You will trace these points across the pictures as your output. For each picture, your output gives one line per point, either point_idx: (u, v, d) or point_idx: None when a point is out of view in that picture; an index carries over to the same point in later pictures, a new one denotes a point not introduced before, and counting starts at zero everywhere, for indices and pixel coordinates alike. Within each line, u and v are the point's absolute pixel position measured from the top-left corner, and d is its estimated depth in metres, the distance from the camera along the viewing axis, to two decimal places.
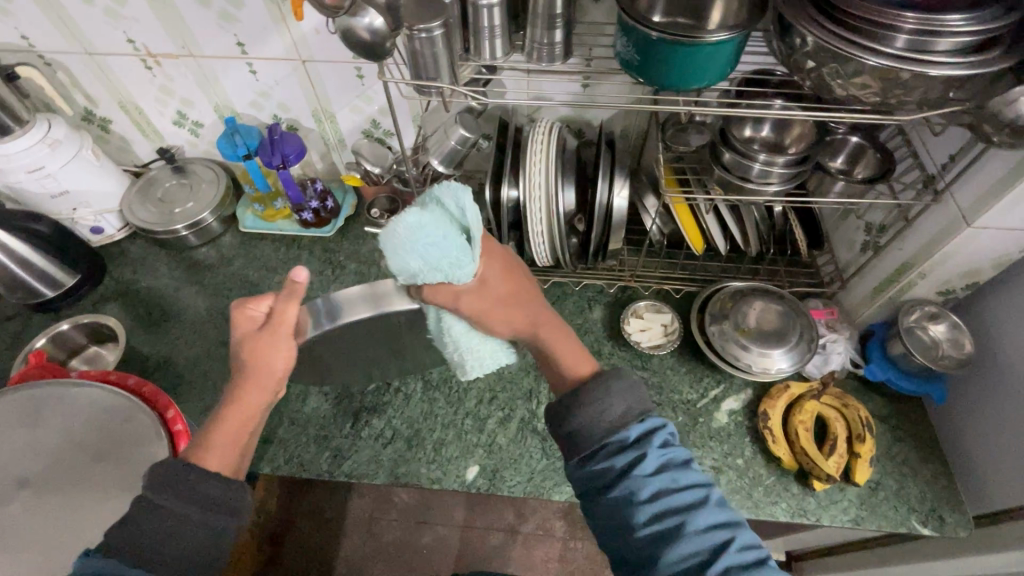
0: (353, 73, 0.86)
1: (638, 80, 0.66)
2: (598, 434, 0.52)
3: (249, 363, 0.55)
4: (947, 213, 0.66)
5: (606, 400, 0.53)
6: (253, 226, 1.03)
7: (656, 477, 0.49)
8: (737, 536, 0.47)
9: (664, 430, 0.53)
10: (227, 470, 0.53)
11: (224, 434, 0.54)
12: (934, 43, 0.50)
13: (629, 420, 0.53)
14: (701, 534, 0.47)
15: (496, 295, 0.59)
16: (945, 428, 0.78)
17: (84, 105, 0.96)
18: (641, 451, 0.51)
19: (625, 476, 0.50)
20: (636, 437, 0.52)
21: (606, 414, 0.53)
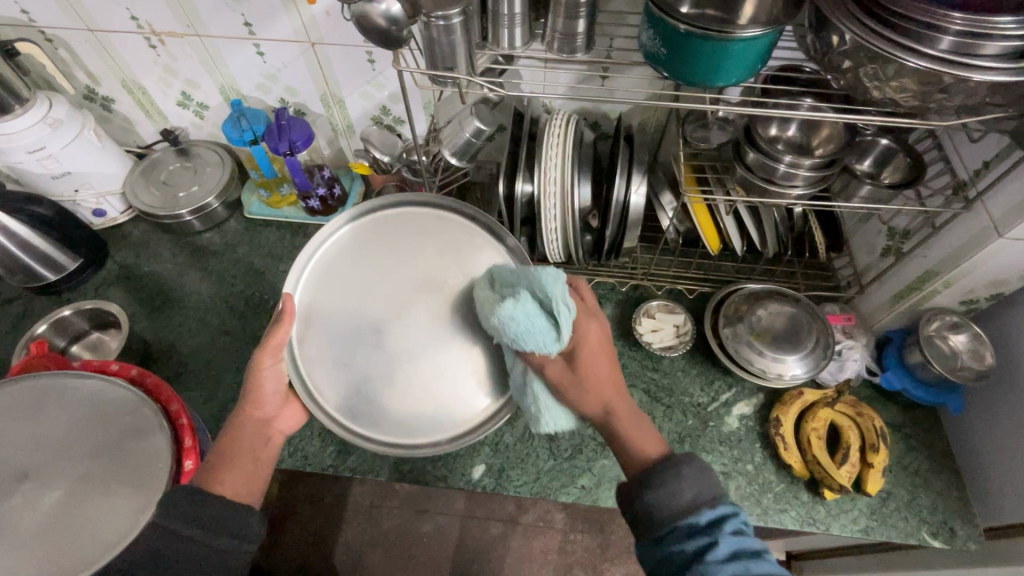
0: (363, 57, 0.83)
1: (662, 74, 0.63)
2: (669, 515, 0.52)
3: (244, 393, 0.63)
4: (978, 222, 0.64)
5: (676, 483, 0.53)
6: (259, 212, 1.02)
7: (729, 563, 0.47)
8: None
9: (735, 519, 0.51)
10: (238, 496, 0.58)
11: (234, 454, 0.60)
12: (981, 46, 0.48)
13: (698, 505, 0.52)
14: None
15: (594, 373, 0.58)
16: (958, 440, 0.77)
17: (86, 84, 0.93)
18: (712, 537, 0.49)
19: (696, 567, 0.48)
20: (705, 523, 0.50)
21: (677, 497, 0.52)
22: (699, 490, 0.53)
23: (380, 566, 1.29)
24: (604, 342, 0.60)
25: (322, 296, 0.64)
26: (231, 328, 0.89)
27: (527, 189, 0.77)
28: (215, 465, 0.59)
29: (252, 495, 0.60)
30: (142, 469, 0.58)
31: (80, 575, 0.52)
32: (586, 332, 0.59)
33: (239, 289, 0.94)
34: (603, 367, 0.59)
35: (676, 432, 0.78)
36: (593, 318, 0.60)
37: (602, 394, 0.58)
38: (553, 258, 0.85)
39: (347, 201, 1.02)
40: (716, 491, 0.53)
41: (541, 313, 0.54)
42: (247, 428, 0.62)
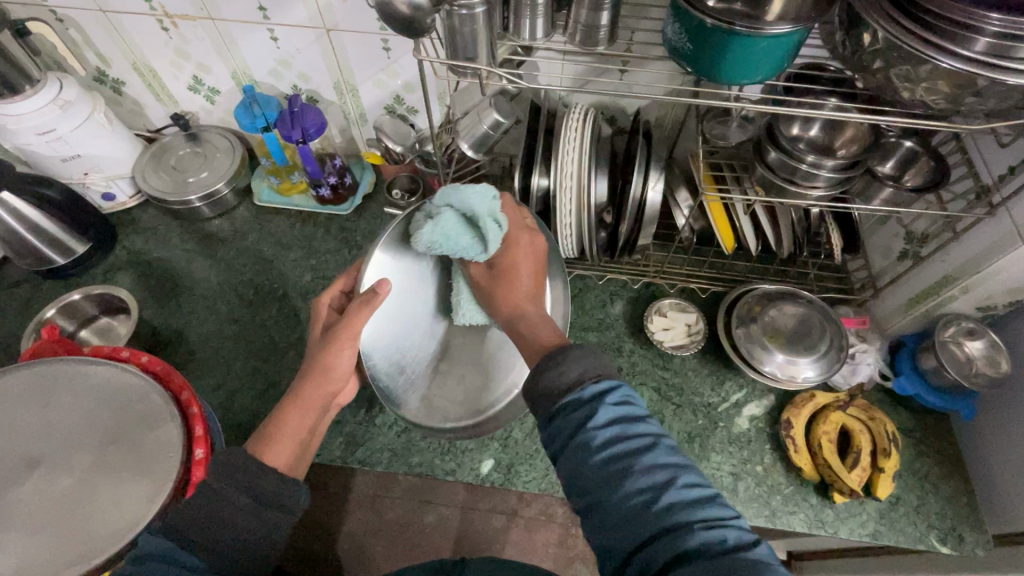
0: (379, 45, 0.82)
1: (685, 69, 0.62)
2: (556, 393, 0.46)
3: (310, 366, 0.60)
4: (1001, 227, 0.63)
5: (565, 359, 0.48)
6: (269, 199, 1.01)
7: (608, 427, 0.44)
8: (681, 478, 0.42)
9: (620, 391, 0.46)
10: (283, 468, 0.55)
11: (292, 430, 0.57)
12: (1017, 48, 0.46)
13: (584, 380, 0.46)
14: (646, 476, 0.42)
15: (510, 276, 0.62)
16: (969, 446, 0.76)
17: (97, 65, 0.92)
18: (592, 406, 0.45)
19: (577, 436, 0.44)
20: (587, 396, 0.45)
21: (562, 377, 0.47)
22: (587, 369, 0.47)
23: (382, 556, 1.30)
24: (531, 253, 0.64)
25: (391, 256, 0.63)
26: (239, 316, 0.89)
27: (543, 183, 0.77)
28: (266, 435, 0.56)
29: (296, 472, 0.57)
30: (154, 458, 0.57)
31: (93, 561, 0.51)
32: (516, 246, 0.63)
33: (248, 276, 0.93)
34: (524, 274, 0.62)
35: (686, 432, 0.78)
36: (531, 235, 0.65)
37: (522, 303, 0.61)
38: (565, 254, 0.84)
39: (357, 190, 1.01)
40: (605, 367, 0.47)
41: (465, 225, 0.61)
42: (310, 399, 0.59)
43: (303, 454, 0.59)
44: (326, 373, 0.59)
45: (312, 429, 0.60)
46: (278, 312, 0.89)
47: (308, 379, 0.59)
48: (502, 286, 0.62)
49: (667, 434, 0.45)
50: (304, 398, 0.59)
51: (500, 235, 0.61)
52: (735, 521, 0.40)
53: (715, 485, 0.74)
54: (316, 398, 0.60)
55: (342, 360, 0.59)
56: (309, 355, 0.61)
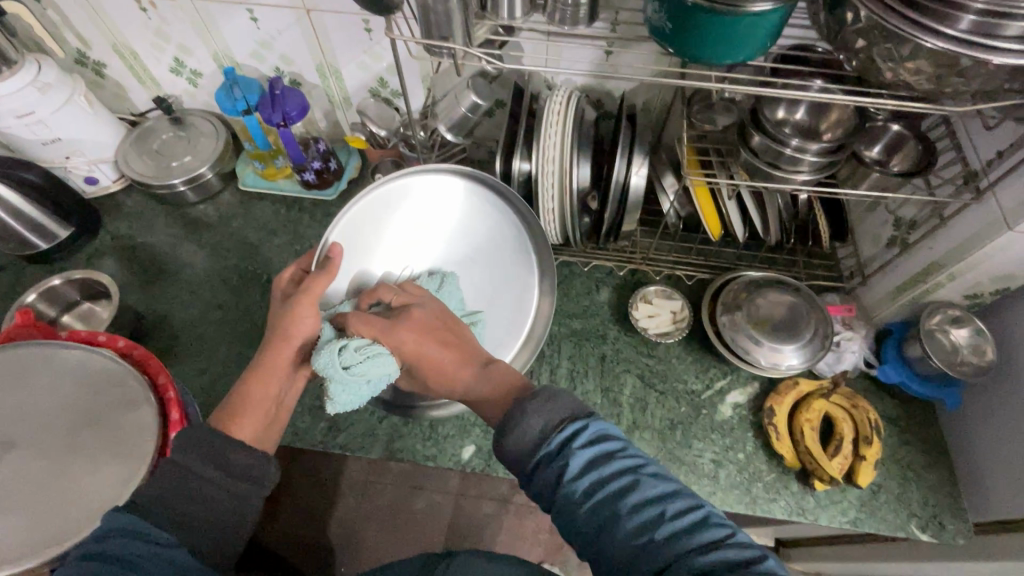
0: (360, 26, 0.81)
1: (667, 50, 0.61)
2: (528, 455, 0.46)
3: (273, 333, 0.62)
4: (988, 213, 0.62)
5: (521, 419, 0.47)
6: (253, 184, 1.00)
7: (586, 474, 0.44)
8: (670, 507, 0.41)
9: (587, 430, 0.45)
10: (251, 439, 0.59)
11: (257, 399, 0.60)
12: (1004, 26, 0.45)
13: (549, 432, 0.46)
14: (635, 513, 0.41)
15: (427, 361, 0.57)
16: (953, 435, 0.76)
17: (77, 46, 0.91)
18: (565, 456, 0.44)
19: (559, 491, 0.43)
20: (557, 445, 0.45)
21: (527, 434, 0.46)
22: (550, 417, 0.46)
23: (374, 541, 1.31)
24: (429, 325, 0.59)
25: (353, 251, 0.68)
26: (223, 302, 0.88)
27: (526, 168, 0.75)
28: (231, 409, 0.59)
29: (265, 442, 0.61)
30: (129, 441, 0.57)
31: (66, 544, 0.52)
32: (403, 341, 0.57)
33: (232, 262, 0.93)
34: (439, 353, 0.57)
35: (668, 419, 0.77)
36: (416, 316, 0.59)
37: (452, 372, 0.57)
38: (550, 240, 0.84)
39: (343, 175, 1.00)
40: (572, 406, 0.47)
41: (358, 386, 0.57)
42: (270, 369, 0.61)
43: (272, 427, 0.62)
44: (284, 342, 0.61)
45: (279, 398, 0.62)
46: (261, 298, 0.89)
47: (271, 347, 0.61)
48: (430, 374, 0.58)
49: (647, 462, 0.45)
50: (269, 364, 0.61)
51: (388, 359, 0.57)
52: (733, 539, 0.39)
53: (696, 472, 0.74)
54: (274, 367, 0.61)
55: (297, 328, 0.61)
56: (272, 323, 0.62)
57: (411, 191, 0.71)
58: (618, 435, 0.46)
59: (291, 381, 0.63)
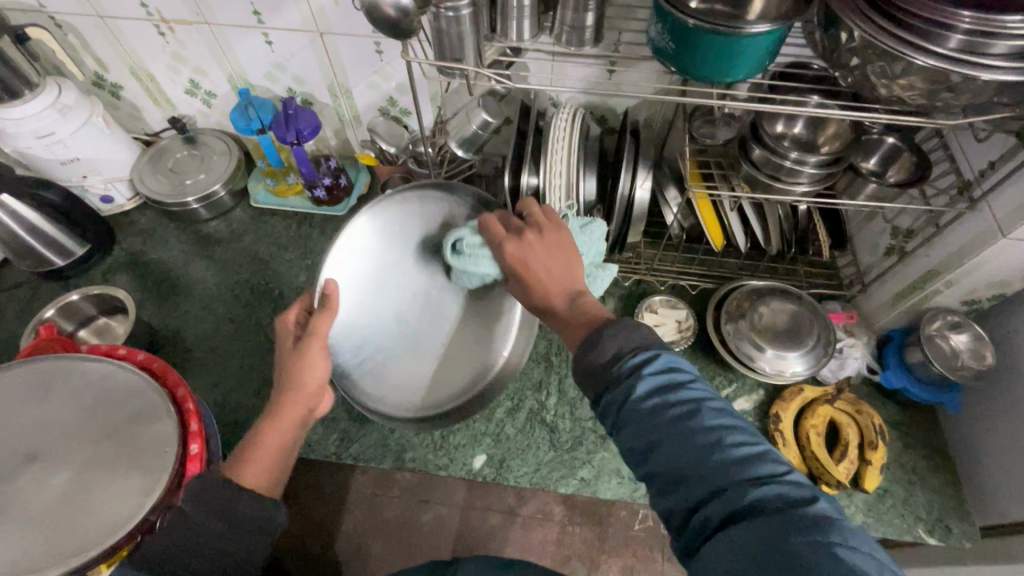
0: (371, 48, 0.83)
1: (669, 68, 0.63)
2: (598, 372, 0.45)
3: (286, 380, 0.57)
4: (982, 221, 0.64)
5: (598, 340, 0.46)
6: (265, 200, 1.02)
7: (654, 395, 0.42)
8: (732, 435, 0.39)
9: (658, 358, 0.44)
10: (260, 489, 0.54)
11: (266, 451, 0.56)
12: (990, 44, 0.47)
13: (625, 354, 0.45)
14: (700, 433, 0.39)
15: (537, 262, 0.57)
16: (955, 438, 0.77)
17: (95, 70, 0.94)
18: (637, 374, 0.43)
19: (625, 406, 0.42)
20: (628, 366, 0.44)
21: (598, 355, 0.46)
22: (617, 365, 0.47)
23: (381, 555, 1.30)
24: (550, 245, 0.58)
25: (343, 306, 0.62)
26: (235, 316, 0.90)
27: (533, 181, 0.78)
28: (244, 455, 0.56)
29: (275, 492, 0.56)
30: (149, 452, 0.59)
31: (87, 554, 0.52)
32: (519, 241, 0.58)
33: (244, 277, 0.95)
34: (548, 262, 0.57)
35: None
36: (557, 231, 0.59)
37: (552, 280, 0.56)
38: None
39: (352, 190, 1.02)
40: (645, 338, 0.46)
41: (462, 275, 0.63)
42: (286, 415, 0.57)
43: (281, 476, 0.58)
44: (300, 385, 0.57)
45: (291, 445, 0.59)
46: (273, 312, 0.90)
47: (286, 396, 0.57)
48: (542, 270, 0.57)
49: (717, 396, 0.43)
50: (280, 415, 0.57)
51: (491, 260, 0.61)
52: (789, 475, 0.37)
53: None
54: (295, 414, 0.57)
55: (316, 369, 0.57)
56: (280, 369, 0.58)
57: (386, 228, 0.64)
58: (691, 368, 0.44)
59: (307, 425, 0.60)
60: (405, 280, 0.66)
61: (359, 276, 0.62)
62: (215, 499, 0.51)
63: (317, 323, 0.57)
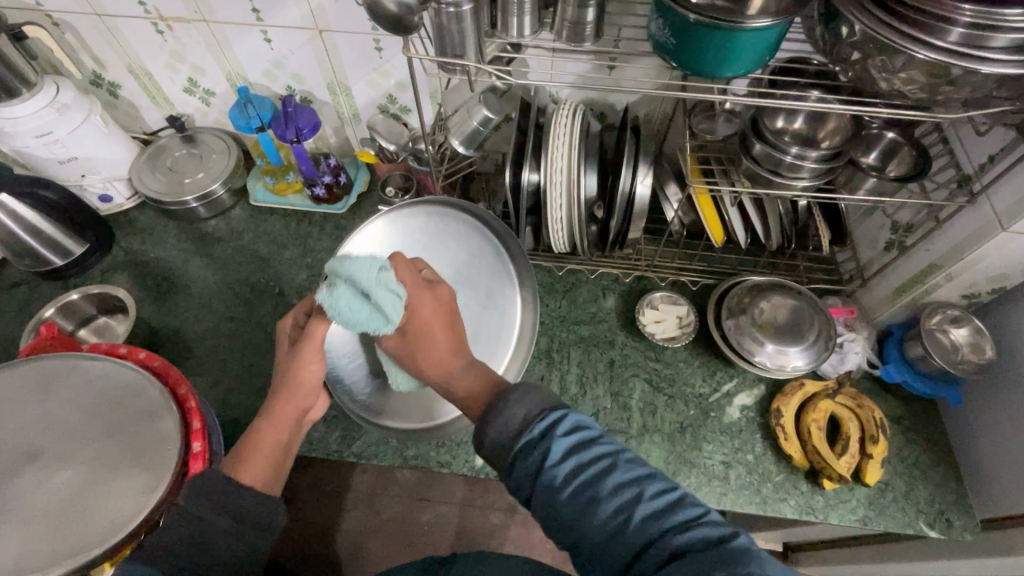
0: (371, 45, 0.83)
1: (670, 64, 0.63)
2: (507, 444, 0.47)
3: (282, 379, 0.61)
4: (982, 215, 0.64)
5: (504, 409, 0.48)
6: (264, 199, 1.02)
7: (567, 460, 0.44)
8: (645, 489, 0.42)
9: (567, 420, 0.46)
10: (259, 486, 0.55)
11: (263, 445, 0.58)
12: (991, 38, 0.47)
13: (531, 419, 0.46)
14: (613, 494, 0.42)
15: (429, 327, 0.59)
16: (956, 431, 0.78)
17: (93, 68, 0.93)
18: (547, 443, 0.45)
19: (541, 479, 0.44)
20: (539, 432, 0.46)
21: (508, 425, 0.47)
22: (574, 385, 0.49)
23: (381, 554, 1.30)
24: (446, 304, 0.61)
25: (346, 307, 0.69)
26: (236, 315, 0.90)
27: (533, 179, 0.77)
28: (242, 452, 0.57)
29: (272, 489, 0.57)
30: (152, 450, 0.58)
31: (90, 553, 0.52)
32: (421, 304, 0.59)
33: (244, 275, 0.94)
34: (437, 325, 0.59)
35: (678, 422, 0.79)
36: (422, 290, 0.59)
37: (437, 348, 0.58)
38: (558, 248, 0.86)
39: (352, 189, 1.02)
40: (550, 398, 0.48)
41: (362, 298, 0.55)
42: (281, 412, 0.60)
43: (279, 472, 0.60)
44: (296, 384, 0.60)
45: (287, 443, 0.61)
46: (274, 311, 0.90)
47: (282, 392, 0.60)
48: (434, 335, 0.59)
49: (624, 449, 0.46)
50: (275, 413, 0.60)
51: (399, 302, 0.56)
52: (708, 518, 0.40)
53: (706, 473, 0.75)
54: (289, 414, 0.60)
55: (310, 371, 0.60)
56: (278, 371, 0.62)
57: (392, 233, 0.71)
58: (593, 423, 0.47)
59: (299, 424, 0.63)
60: None
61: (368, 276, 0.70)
62: (216, 497, 0.50)
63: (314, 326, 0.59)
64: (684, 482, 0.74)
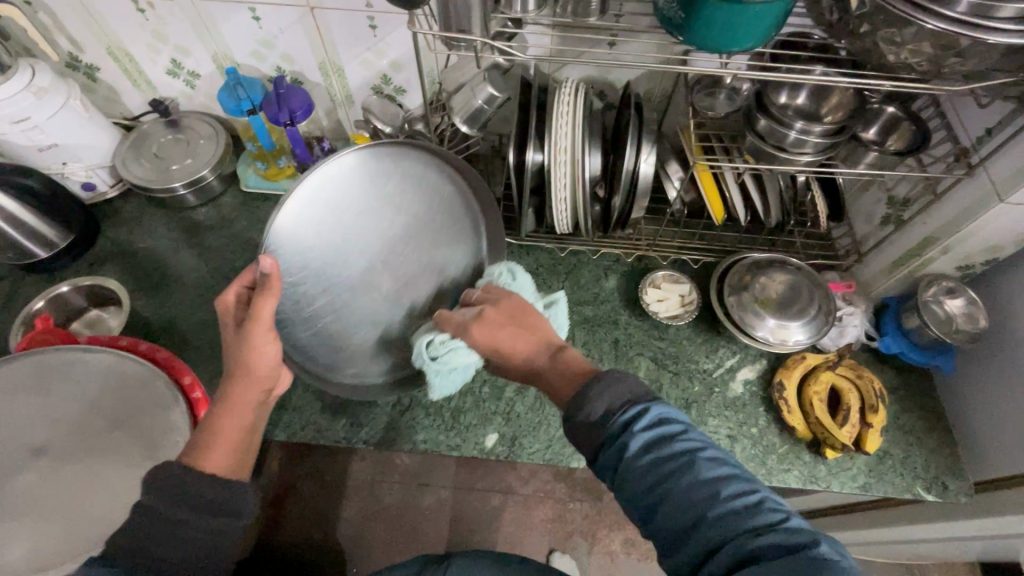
0: (365, 23, 0.81)
1: (677, 37, 0.61)
2: (594, 429, 0.47)
3: (235, 363, 0.56)
4: (980, 187, 0.66)
5: (586, 398, 0.48)
6: (255, 184, 0.99)
7: (649, 453, 0.45)
8: (727, 489, 0.42)
9: (647, 414, 0.46)
10: (225, 471, 0.52)
11: (226, 427, 0.54)
12: (997, 8, 0.48)
13: (615, 411, 0.47)
14: (693, 487, 0.43)
15: (502, 337, 0.59)
16: (950, 399, 0.80)
17: (69, 50, 0.89)
18: (630, 434, 0.46)
19: (622, 466, 0.45)
20: (620, 424, 0.46)
21: (591, 412, 0.48)
22: (616, 398, 0.48)
23: (384, 540, 1.31)
24: (508, 317, 0.61)
25: (300, 260, 0.65)
26: None
27: (538, 159, 0.75)
28: (200, 442, 0.53)
29: (242, 472, 0.54)
30: (159, 442, 0.57)
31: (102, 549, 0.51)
32: (491, 319, 0.60)
33: (239, 264, 0.92)
34: (510, 335, 0.59)
35: (683, 399, 0.80)
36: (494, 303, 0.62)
37: (522, 352, 0.58)
38: (561, 229, 0.85)
39: None
40: (635, 390, 0.48)
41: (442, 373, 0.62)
42: (242, 393, 0.56)
43: (246, 456, 0.56)
44: (251, 366, 0.55)
45: (254, 427, 0.57)
46: None
47: (236, 378, 0.56)
48: (513, 336, 0.59)
49: (710, 445, 0.46)
50: (235, 397, 0.55)
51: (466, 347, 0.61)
52: (788, 523, 0.40)
53: None
54: (249, 397, 0.56)
55: (265, 351, 0.55)
56: (228, 356, 0.56)
57: (355, 177, 0.67)
58: (677, 416, 0.47)
59: (265, 405, 0.59)
60: (356, 243, 0.69)
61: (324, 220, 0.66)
62: (224, 490, 0.49)
63: (261, 300, 0.54)
64: None
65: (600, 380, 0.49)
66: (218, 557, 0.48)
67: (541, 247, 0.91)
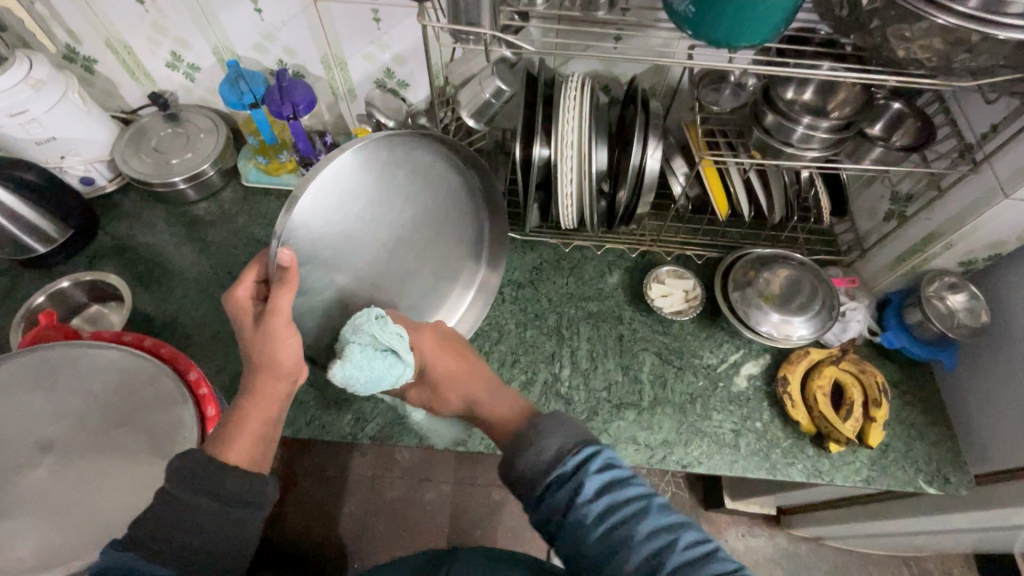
0: (369, 16, 0.80)
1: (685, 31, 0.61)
2: (539, 476, 0.48)
3: (254, 359, 0.55)
4: (984, 183, 0.66)
5: (538, 440, 0.49)
6: (256, 179, 0.98)
7: (599, 500, 0.46)
8: (680, 538, 0.43)
9: (600, 457, 0.47)
10: (248, 464, 0.51)
11: (250, 422, 0.54)
12: (1009, 3, 0.48)
13: (564, 457, 0.48)
14: (646, 539, 0.43)
15: (445, 368, 0.65)
16: (951, 393, 0.81)
17: (67, 42, 0.87)
18: (580, 480, 0.46)
19: (571, 515, 0.46)
20: (571, 468, 0.47)
21: (543, 455, 0.48)
22: (564, 441, 0.49)
23: (385, 535, 1.31)
24: (447, 346, 0.67)
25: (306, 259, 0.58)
26: None
27: (544, 153, 0.76)
28: (221, 436, 0.53)
29: (265, 465, 0.53)
30: (168, 438, 0.57)
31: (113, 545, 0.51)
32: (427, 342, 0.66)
33: (241, 259, 0.91)
34: (451, 363, 0.66)
35: (688, 393, 0.80)
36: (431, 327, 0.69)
37: (461, 382, 0.64)
38: (566, 224, 0.85)
39: None
40: (584, 433, 0.50)
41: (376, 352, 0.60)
42: (267, 389, 0.55)
43: (270, 450, 0.55)
44: (271, 362, 0.55)
45: (276, 422, 0.56)
46: None
47: (257, 373, 0.55)
48: (449, 366, 0.66)
49: (656, 493, 0.47)
50: (258, 393, 0.55)
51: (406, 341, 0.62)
52: (741, 572, 0.41)
53: (716, 441, 0.77)
54: (273, 391, 0.56)
55: (285, 346, 0.54)
56: (250, 353, 0.56)
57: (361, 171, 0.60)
58: (625, 462, 0.48)
59: (291, 398, 0.58)
60: (363, 239, 0.64)
61: (333, 219, 0.59)
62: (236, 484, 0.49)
63: (279, 292, 0.52)
64: (697, 451, 0.76)
65: (546, 420, 0.51)
66: (231, 551, 0.47)
67: (545, 242, 0.92)
